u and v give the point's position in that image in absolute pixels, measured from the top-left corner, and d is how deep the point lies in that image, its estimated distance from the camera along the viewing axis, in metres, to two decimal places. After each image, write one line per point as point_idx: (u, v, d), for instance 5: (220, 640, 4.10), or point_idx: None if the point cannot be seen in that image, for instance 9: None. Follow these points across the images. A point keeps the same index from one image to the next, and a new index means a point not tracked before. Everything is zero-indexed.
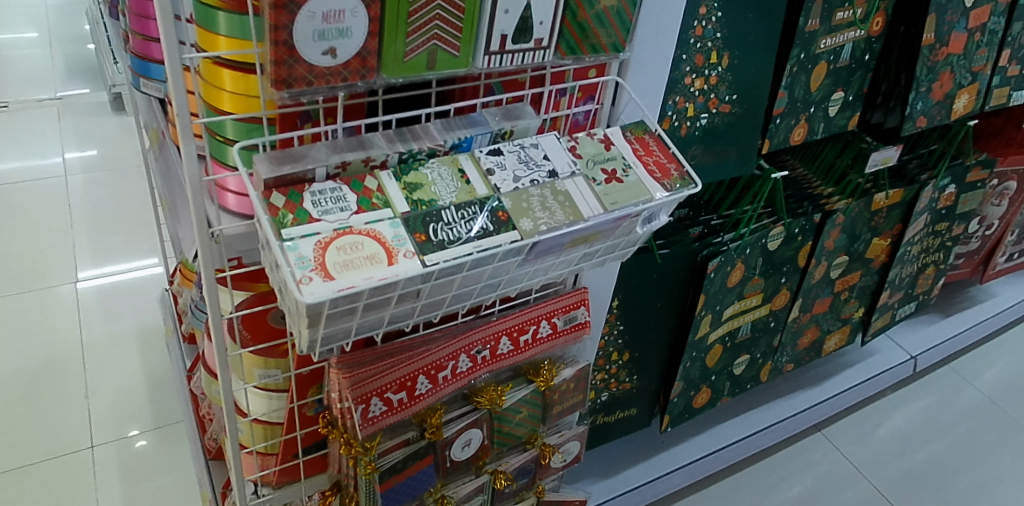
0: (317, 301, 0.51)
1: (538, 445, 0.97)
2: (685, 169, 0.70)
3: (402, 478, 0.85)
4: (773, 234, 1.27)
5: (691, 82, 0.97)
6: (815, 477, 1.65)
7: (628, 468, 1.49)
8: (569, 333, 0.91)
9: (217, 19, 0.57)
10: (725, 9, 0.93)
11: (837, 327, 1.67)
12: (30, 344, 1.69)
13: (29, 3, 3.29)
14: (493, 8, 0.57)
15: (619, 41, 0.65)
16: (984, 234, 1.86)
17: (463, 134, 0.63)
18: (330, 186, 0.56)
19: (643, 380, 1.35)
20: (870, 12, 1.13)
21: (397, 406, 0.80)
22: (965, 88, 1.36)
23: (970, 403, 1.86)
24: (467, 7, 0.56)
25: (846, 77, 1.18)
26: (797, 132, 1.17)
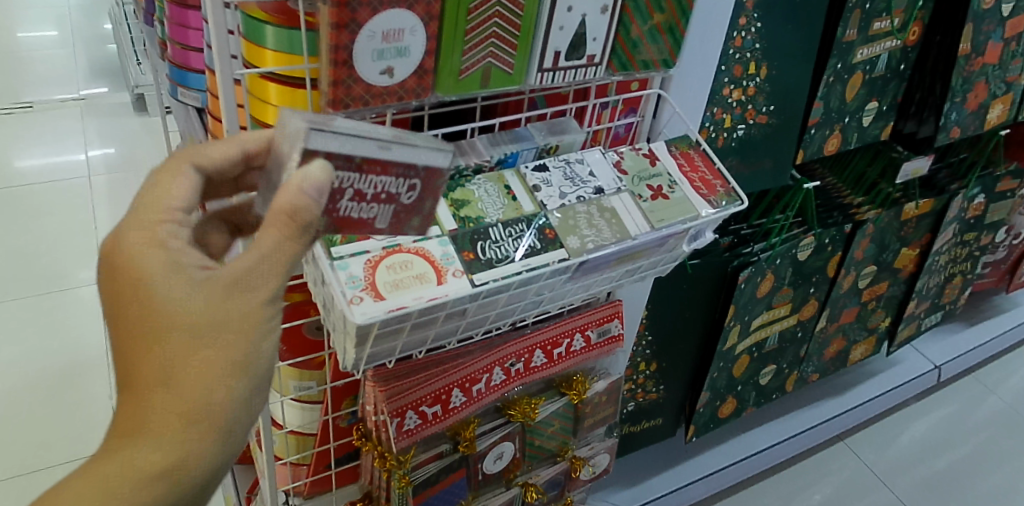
0: (368, 320, 0.53)
1: (568, 457, 0.97)
2: (730, 186, 0.69)
3: (435, 491, 0.84)
4: (804, 244, 1.25)
5: (730, 93, 0.97)
6: (837, 484, 1.63)
7: (652, 476, 1.48)
8: (602, 346, 0.90)
9: (265, 33, 0.56)
10: (765, 20, 0.92)
11: (864, 338, 1.65)
12: (56, 344, 1.70)
13: (50, 2, 3.29)
14: (548, 24, 0.58)
15: (669, 56, 0.66)
16: (1011, 243, 1.84)
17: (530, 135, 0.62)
18: (401, 188, 0.53)
19: (669, 390, 1.34)
20: (908, 22, 1.11)
21: (433, 419, 0.79)
22: (999, 98, 1.33)
23: (995, 412, 1.83)
24: (522, 24, 0.57)
25: (881, 87, 1.16)
26: (832, 142, 1.15)
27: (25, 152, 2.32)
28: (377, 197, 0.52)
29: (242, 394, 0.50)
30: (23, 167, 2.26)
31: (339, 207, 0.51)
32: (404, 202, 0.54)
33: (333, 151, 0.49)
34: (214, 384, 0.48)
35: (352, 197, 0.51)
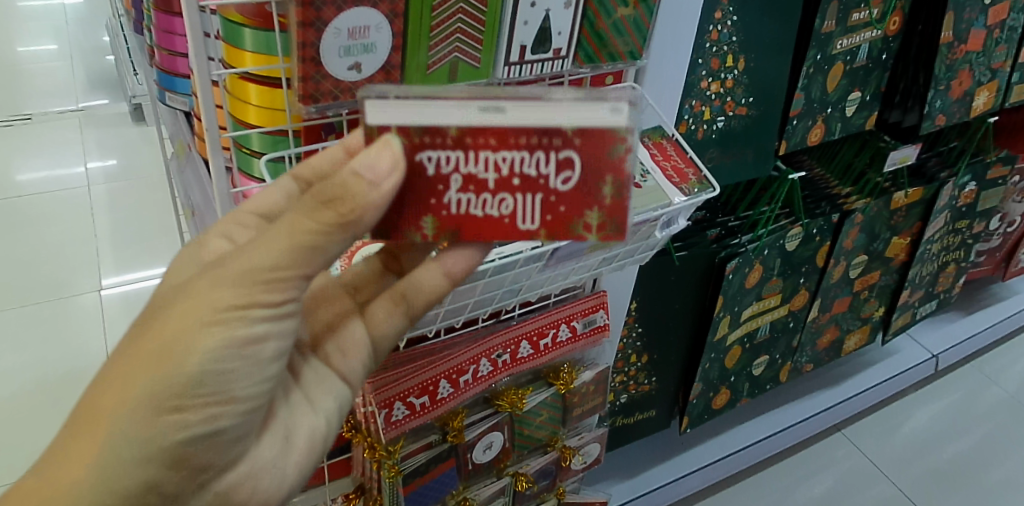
0: None
1: (558, 447, 0.99)
2: (702, 174, 0.72)
3: (425, 481, 0.86)
4: (791, 234, 1.27)
5: (708, 86, 0.98)
6: (837, 475, 1.63)
7: (648, 469, 1.49)
8: (588, 336, 0.91)
9: (243, 36, 0.59)
10: (741, 13, 0.94)
11: (857, 327, 1.65)
12: (57, 351, 1.73)
13: (50, 16, 3.32)
14: (512, 20, 0.61)
15: (636, 49, 0.68)
16: (1005, 231, 1.83)
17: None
18: (546, 166, 0.54)
19: (661, 382, 1.35)
20: (887, 12, 1.12)
21: (420, 410, 0.80)
22: (985, 85, 1.34)
23: (995, 401, 1.83)
24: (487, 19, 0.60)
25: (863, 77, 1.17)
26: (815, 133, 1.16)
27: (26, 164, 2.35)
28: (512, 183, 0.54)
29: (131, 424, 0.52)
30: (24, 180, 2.29)
31: (447, 202, 0.55)
32: (554, 190, 0.55)
33: (410, 128, 0.52)
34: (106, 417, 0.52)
35: (475, 189, 0.55)
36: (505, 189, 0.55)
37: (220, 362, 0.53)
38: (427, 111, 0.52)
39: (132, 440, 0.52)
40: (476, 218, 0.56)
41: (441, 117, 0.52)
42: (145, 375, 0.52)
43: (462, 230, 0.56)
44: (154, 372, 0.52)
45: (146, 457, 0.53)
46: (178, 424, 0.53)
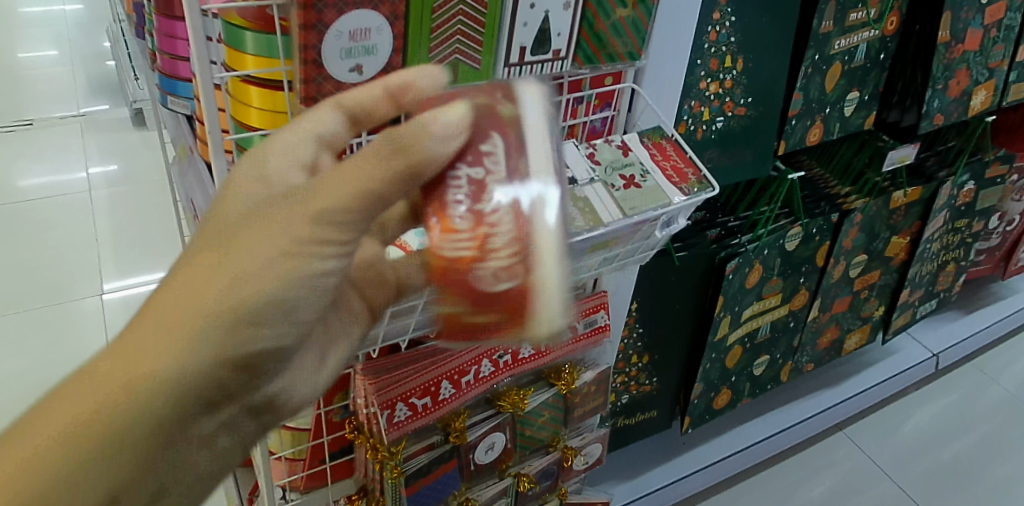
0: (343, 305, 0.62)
1: (560, 447, 0.99)
2: (702, 174, 0.72)
3: (427, 482, 0.86)
4: (790, 234, 1.27)
5: (707, 87, 0.99)
6: (840, 475, 1.63)
7: (649, 470, 1.49)
8: (588, 337, 0.91)
9: (244, 39, 0.59)
10: (739, 14, 0.94)
11: (857, 326, 1.66)
12: (59, 356, 1.73)
13: (50, 21, 3.33)
14: (512, 22, 0.62)
15: (635, 49, 0.69)
16: (1005, 230, 1.84)
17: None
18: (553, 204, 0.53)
19: (663, 382, 1.36)
20: (884, 12, 1.12)
21: (422, 411, 0.81)
22: (982, 84, 1.34)
23: (996, 400, 1.83)
24: (486, 21, 0.61)
25: (861, 77, 1.17)
26: (813, 133, 1.16)
27: (27, 169, 2.36)
28: None
29: (206, 333, 0.47)
30: (25, 185, 2.29)
31: None
32: None
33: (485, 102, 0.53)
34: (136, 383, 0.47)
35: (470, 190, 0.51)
36: (473, 229, 0.51)
37: (294, 291, 0.49)
38: (530, 133, 0.51)
39: (198, 350, 0.47)
40: (434, 214, 0.52)
41: (532, 141, 0.51)
42: (194, 333, 0.47)
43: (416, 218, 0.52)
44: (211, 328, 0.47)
45: (209, 369, 0.48)
46: (248, 341, 0.49)
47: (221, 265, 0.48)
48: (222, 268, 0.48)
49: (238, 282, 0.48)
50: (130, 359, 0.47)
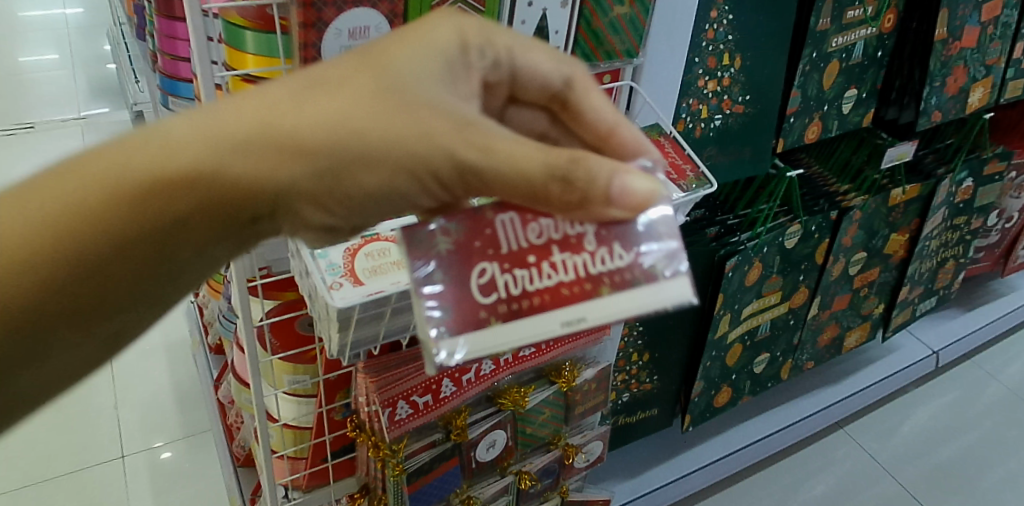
0: (348, 304, 0.63)
1: (561, 445, 0.99)
2: (700, 170, 0.73)
3: (429, 479, 0.87)
4: (790, 232, 1.27)
5: (705, 85, 0.99)
6: (841, 473, 1.63)
7: (650, 468, 1.49)
8: (590, 334, 0.91)
9: (244, 39, 0.60)
10: (737, 12, 0.95)
11: (857, 324, 1.66)
12: None
13: (51, 23, 3.34)
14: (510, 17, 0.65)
15: (632, 46, 0.72)
16: (1004, 227, 1.84)
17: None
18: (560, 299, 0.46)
19: (663, 381, 1.36)
20: (881, 9, 1.13)
21: (423, 409, 0.81)
22: (980, 81, 1.34)
23: (997, 398, 1.83)
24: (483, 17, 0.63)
25: (859, 74, 1.18)
26: (812, 131, 1.16)
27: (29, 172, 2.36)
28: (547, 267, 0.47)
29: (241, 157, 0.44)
30: None
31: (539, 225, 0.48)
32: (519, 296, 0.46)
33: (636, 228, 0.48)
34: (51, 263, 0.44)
35: (561, 241, 0.48)
36: (518, 265, 0.47)
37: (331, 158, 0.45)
38: (644, 297, 0.46)
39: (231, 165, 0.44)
40: (523, 220, 0.48)
41: (634, 297, 0.46)
42: (130, 216, 0.44)
43: (505, 203, 0.48)
44: (148, 212, 0.44)
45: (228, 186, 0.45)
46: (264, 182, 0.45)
47: (317, 145, 0.45)
48: (278, 147, 0.45)
49: (308, 168, 0.45)
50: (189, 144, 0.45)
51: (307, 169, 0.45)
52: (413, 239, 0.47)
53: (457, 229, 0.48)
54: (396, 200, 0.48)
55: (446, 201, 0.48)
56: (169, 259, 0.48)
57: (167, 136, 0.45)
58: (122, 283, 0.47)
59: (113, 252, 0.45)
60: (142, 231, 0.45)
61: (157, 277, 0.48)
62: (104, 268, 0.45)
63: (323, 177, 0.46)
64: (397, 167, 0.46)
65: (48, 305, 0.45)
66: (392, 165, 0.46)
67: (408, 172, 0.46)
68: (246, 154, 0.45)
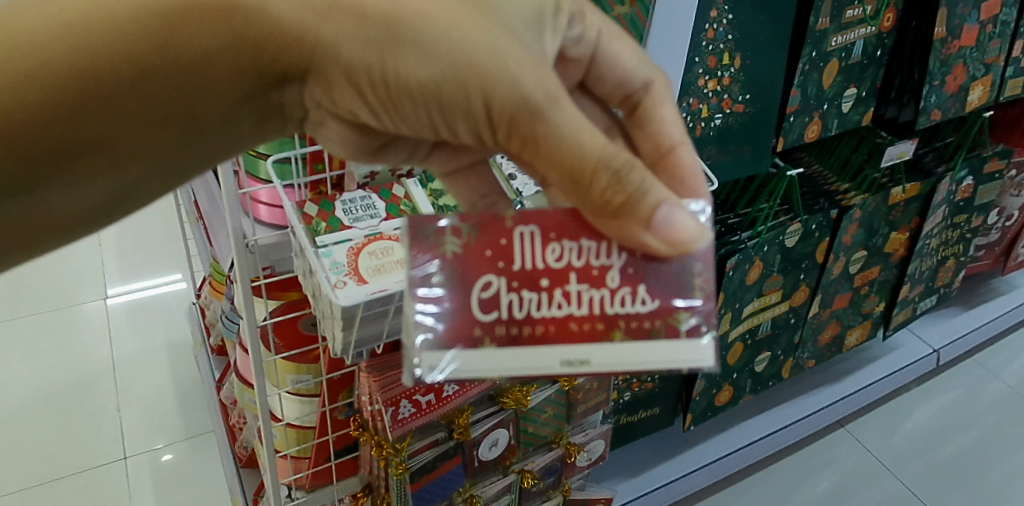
0: (352, 302, 0.63)
1: (563, 444, 1.00)
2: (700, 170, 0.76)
3: (432, 478, 0.87)
4: (790, 231, 1.28)
5: (705, 84, 1.00)
6: (842, 472, 1.63)
7: (652, 467, 1.50)
8: None
9: None
10: (736, 11, 0.95)
11: (858, 322, 1.66)
12: (62, 360, 1.74)
13: None
14: None
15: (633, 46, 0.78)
16: (1004, 225, 1.84)
17: (527, 187, 0.80)
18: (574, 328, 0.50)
19: (664, 379, 1.37)
20: (880, 9, 1.13)
21: (426, 408, 0.81)
22: (979, 79, 1.35)
23: (998, 396, 1.83)
24: None
25: (858, 73, 1.18)
26: (812, 130, 1.17)
27: None
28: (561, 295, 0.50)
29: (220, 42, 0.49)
30: None
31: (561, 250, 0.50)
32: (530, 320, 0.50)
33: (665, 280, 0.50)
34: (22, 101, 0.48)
35: (581, 270, 0.50)
36: (528, 286, 0.50)
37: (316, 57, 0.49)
38: (650, 349, 0.49)
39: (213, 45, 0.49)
40: (544, 238, 0.50)
41: (640, 348, 0.49)
42: (92, 66, 0.48)
43: (529, 217, 0.50)
44: (111, 62, 0.48)
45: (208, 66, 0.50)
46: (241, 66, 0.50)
47: (380, 17, 0.47)
48: (322, 14, 0.48)
49: (359, 42, 0.47)
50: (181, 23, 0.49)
51: (359, 38, 0.47)
52: (422, 234, 0.50)
53: (472, 232, 0.50)
54: (443, 120, 0.50)
55: (491, 134, 0.49)
56: (138, 121, 0.52)
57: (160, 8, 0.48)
58: (104, 141, 0.52)
59: (74, 111, 0.50)
60: (105, 82, 0.49)
61: (129, 138, 0.52)
62: (70, 115, 0.50)
63: (375, 60, 0.48)
64: (458, 74, 0.47)
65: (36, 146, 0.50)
66: (464, 83, 0.47)
67: (478, 93, 0.47)
68: (223, 15, 0.48)
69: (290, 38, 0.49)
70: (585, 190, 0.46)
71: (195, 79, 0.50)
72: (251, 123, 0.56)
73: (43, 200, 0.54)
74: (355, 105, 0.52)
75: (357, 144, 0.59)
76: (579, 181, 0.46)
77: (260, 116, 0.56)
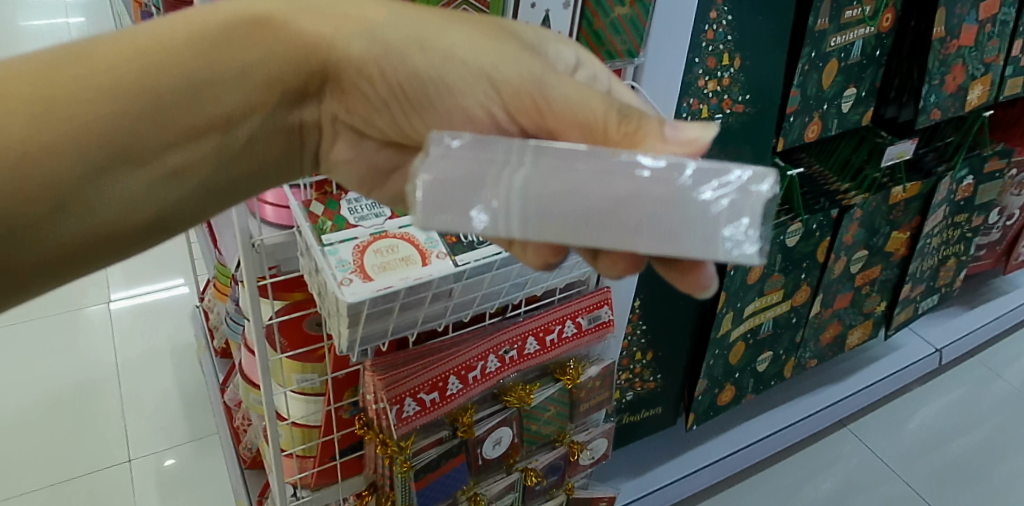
0: (358, 299, 0.64)
1: (566, 442, 1.01)
2: None
3: (436, 476, 0.88)
4: (791, 230, 1.28)
5: (705, 84, 1.00)
6: (846, 473, 1.63)
7: (655, 467, 1.50)
8: (593, 332, 0.93)
9: None
10: (735, 12, 0.96)
11: (860, 322, 1.67)
12: (66, 363, 1.75)
13: (53, 21, 3.35)
14: (517, 3, 0.70)
15: (633, 46, 0.77)
16: (1005, 224, 1.85)
17: None
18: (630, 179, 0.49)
19: (666, 379, 1.37)
20: (879, 9, 1.14)
21: (430, 407, 0.82)
22: (978, 79, 1.35)
23: (1000, 395, 1.83)
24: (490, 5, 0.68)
25: (858, 73, 1.19)
26: (812, 129, 1.18)
27: None
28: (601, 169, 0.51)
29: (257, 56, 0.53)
30: None
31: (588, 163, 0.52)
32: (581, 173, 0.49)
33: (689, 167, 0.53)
34: (93, 115, 0.50)
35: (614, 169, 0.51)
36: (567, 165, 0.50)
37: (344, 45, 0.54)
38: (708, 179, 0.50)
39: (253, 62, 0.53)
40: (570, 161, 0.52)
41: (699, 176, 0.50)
42: (145, 80, 0.51)
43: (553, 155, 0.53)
44: (172, 75, 0.51)
45: (251, 84, 0.53)
46: (273, 82, 0.54)
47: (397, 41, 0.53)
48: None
49: (365, 38, 0.53)
50: (229, 43, 0.52)
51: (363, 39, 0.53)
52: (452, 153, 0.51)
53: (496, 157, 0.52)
54: (456, 105, 0.54)
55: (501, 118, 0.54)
56: (181, 140, 0.53)
57: (209, 22, 0.52)
58: (145, 162, 0.53)
59: (123, 126, 0.51)
60: (158, 96, 0.51)
61: (165, 159, 0.53)
62: (122, 136, 0.51)
63: (380, 53, 0.53)
64: (459, 60, 0.53)
65: (80, 161, 0.50)
66: (465, 62, 0.53)
67: (480, 72, 0.53)
68: (256, 33, 0.53)
69: (307, 49, 0.54)
70: (603, 140, 0.51)
71: (239, 96, 0.53)
72: (273, 150, 0.59)
73: (73, 229, 0.53)
74: (365, 108, 0.57)
75: (367, 158, 0.64)
76: (593, 131, 0.51)
77: (283, 142, 0.59)
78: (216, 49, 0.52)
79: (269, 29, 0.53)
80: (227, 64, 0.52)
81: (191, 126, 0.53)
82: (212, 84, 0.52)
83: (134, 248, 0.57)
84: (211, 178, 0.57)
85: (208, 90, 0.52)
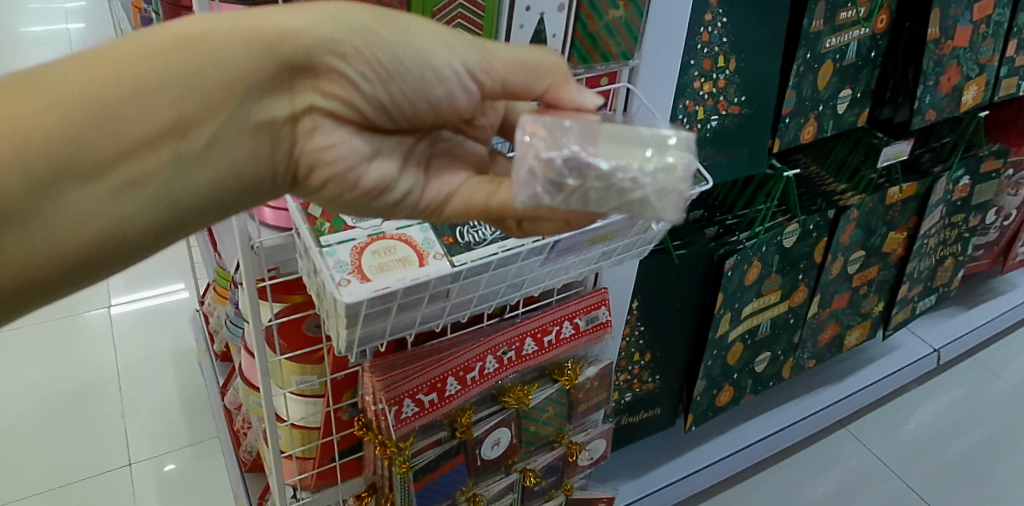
0: (356, 300, 0.64)
1: (565, 443, 1.01)
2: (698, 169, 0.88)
3: (435, 477, 0.88)
4: (789, 230, 1.29)
5: (701, 86, 1.01)
6: (845, 474, 1.63)
7: (655, 468, 1.51)
8: (591, 332, 0.93)
9: None
10: (730, 15, 0.97)
11: (857, 322, 1.67)
12: (66, 368, 1.75)
13: (53, 26, 3.38)
14: (513, 6, 0.70)
15: (628, 49, 0.78)
16: (1002, 224, 1.85)
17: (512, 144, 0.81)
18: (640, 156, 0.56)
19: (664, 380, 1.38)
20: (873, 11, 1.15)
21: (429, 408, 0.82)
22: (974, 79, 1.36)
23: (999, 395, 1.84)
24: (486, 7, 0.69)
25: (853, 74, 1.19)
26: (807, 130, 1.18)
27: None
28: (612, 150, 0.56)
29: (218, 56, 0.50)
30: None
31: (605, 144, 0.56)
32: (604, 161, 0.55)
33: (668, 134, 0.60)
34: (35, 126, 0.45)
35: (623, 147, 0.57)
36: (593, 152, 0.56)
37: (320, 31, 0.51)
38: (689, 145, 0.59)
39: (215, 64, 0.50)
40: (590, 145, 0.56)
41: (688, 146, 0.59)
42: (100, 84, 0.47)
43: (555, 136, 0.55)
44: (130, 77, 0.48)
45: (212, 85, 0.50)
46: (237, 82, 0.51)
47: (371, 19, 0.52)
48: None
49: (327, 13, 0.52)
50: (190, 45, 0.49)
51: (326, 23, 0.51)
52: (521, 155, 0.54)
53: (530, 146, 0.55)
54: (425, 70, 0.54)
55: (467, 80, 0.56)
56: (131, 149, 0.48)
57: (174, 29, 0.49)
58: (94, 171, 0.47)
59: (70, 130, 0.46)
60: (110, 99, 0.47)
61: (118, 167, 0.48)
62: (69, 141, 0.46)
63: (350, 32, 0.51)
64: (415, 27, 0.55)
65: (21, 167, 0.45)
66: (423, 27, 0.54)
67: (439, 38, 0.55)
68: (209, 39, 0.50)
69: (271, 39, 0.51)
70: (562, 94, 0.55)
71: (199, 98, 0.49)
72: (242, 164, 0.54)
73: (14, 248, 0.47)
74: (343, 90, 0.53)
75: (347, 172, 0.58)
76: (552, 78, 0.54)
77: (254, 155, 0.54)
78: (176, 51, 0.49)
79: (215, 35, 0.50)
80: (185, 65, 0.49)
81: (146, 130, 0.48)
82: (172, 85, 0.48)
83: (87, 274, 0.51)
84: (170, 192, 0.51)
85: (165, 92, 0.48)
